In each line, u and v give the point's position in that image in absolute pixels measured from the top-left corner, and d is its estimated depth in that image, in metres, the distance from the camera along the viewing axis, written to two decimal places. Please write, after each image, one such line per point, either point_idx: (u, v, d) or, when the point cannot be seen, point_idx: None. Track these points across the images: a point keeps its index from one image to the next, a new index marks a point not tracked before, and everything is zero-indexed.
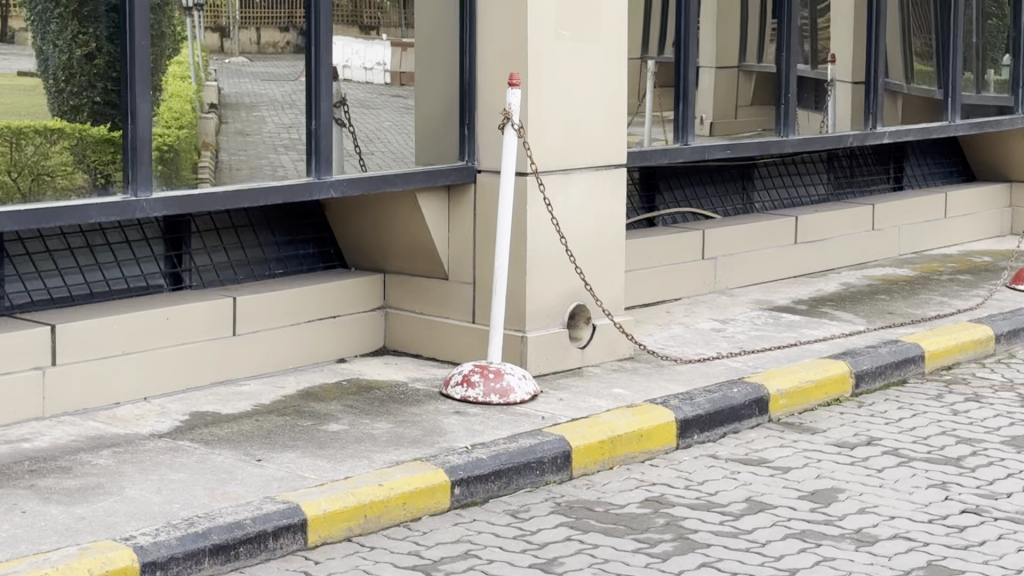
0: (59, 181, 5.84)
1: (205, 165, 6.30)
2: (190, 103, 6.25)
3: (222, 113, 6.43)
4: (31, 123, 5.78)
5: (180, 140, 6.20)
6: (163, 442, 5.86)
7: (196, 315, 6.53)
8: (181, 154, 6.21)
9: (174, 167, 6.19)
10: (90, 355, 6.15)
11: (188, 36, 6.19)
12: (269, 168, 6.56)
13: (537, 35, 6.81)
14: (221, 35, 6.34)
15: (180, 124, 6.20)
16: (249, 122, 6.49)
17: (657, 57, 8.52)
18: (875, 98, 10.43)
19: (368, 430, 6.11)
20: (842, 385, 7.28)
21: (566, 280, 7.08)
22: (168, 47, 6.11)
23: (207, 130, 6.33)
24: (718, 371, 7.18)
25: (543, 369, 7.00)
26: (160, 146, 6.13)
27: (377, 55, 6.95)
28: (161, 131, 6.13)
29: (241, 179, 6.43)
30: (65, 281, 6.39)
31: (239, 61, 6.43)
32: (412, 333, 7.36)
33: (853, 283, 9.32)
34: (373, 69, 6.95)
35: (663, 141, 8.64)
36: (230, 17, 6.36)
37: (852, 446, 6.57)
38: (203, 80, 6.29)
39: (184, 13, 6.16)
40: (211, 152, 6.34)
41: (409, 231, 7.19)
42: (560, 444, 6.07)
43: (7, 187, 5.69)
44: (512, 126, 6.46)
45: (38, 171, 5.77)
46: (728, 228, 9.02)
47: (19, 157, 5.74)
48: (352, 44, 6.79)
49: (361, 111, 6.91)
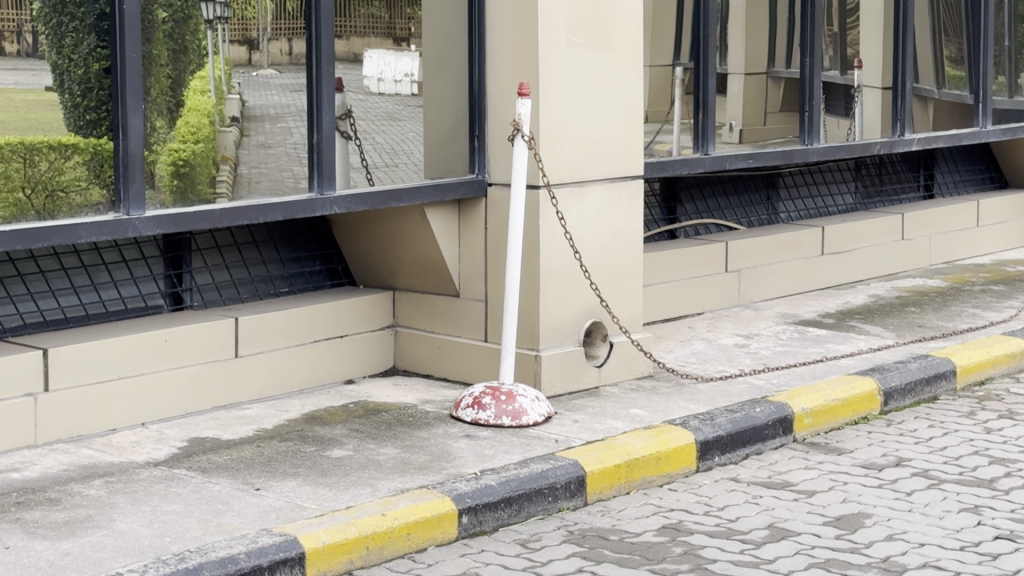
0: (73, 199, 5.64)
1: (223, 179, 6.12)
2: (208, 116, 6.05)
3: (245, 125, 6.24)
4: (44, 139, 5.56)
5: (196, 155, 6.00)
6: (158, 470, 5.63)
7: (196, 337, 6.29)
8: (198, 168, 6.01)
9: (189, 181, 5.97)
10: (84, 381, 5.92)
11: (211, 50, 6.00)
12: (272, 185, 6.31)
13: (548, 41, 6.55)
14: (250, 48, 6.19)
15: (197, 139, 5.99)
16: (273, 134, 6.33)
17: (682, 64, 8.26)
18: (903, 103, 10.13)
19: (373, 456, 5.86)
20: (870, 403, 7.01)
21: (582, 296, 6.82)
22: (192, 62, 5.91)
23: (227, 144, 6.15)
24: (741, 389, 6.91)
25: (558, 389, 6.74)
26: (175, 159, 5.92)
27: (406, 66, 6.80)
28: (176, 146, 5.92)
29: (259, 192, 6.26)
30: (59, 303, 6.15)
31: (269, 74, 6.27)
32: (423, 353, 7.11)
33: (882, 295, 9.04)
34: (401, 80, 6.78)
35: (689, 150, 8.38)
36: (262, 28, 6.20)
37: (880, 467, 6.29)
38: (225, 93, 6.11)
39: (208, 26, 5.97)
40: (230, 167, 6.17)
41: (418, 246, 6.94)
42: (574, 469, 5.81)
43: (20, 204, 5.48)
44: (522, 137, 6.19)
45: (53, 188, 5.58)
46: (752, 239, 8.75)
47: (34, 174, 5.53)
48: (385, 55, 6.69)
49: (388, 124, 6.74)
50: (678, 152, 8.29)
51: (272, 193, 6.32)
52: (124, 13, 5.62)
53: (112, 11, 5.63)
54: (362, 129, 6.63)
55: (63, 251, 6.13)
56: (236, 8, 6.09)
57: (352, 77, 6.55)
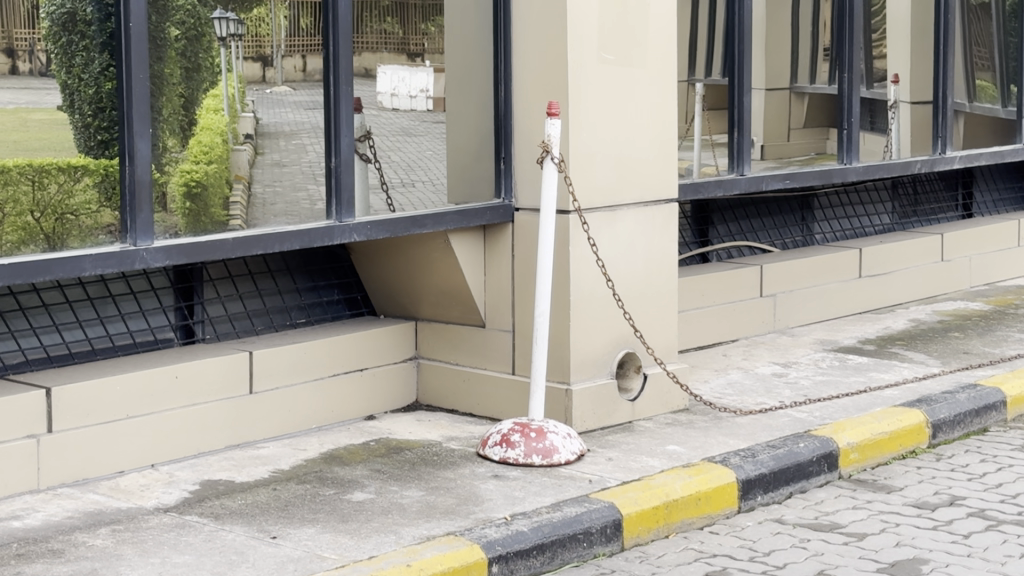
0: (84, 222, 5.31)
1: (237, 201, 5.76)
2: (220, 136, 5.68)
3: (258, 143, 5.88)
4: (56, 161, 5.21)
5: (209, 176, 5.65)
6: (169, 517, 5.29)
7: (207, 371, 5.95)
8: (212, 190, 5.68)
9: (202, 204, 5.65)
10: (89, 421, 5.59)
11: (224, 67, 5.66)
12: (287, 209, 5.97)
13: (578, 58, 6.21)
14: (264, 64, 5.87)
15: (209, 159, 5.64)
16: (287, 152, 5.97)
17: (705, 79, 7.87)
18: (944, 119, 9.91)
19: (396, 500, 5.52)
20: (918, 436, 6.65)
21: (614, 326, 6.48)
22: (206, 80, 5.58)
23: (240, 163, 5.78)
24: (782, 423, 6.55)
25: (590, 425, 6.39)
26: (187, 181, 5.59)
27: (421, 82, 6.45)
28: (188, 167, 5.58)
29: (273, 216, 5.93)
30: (64, 338, 5.82)
31: (282, 91, 5.93)
32: (447, 386, 6.78)
33: (923, 320, 8.68)
34: (416, 96, 6.43)
35: (713, 166, 8.00)
36: (274, 43, 5.90)
37: (933, 506, 5.94)
38: (239, 110, 5.76)
39: (221, 44, 5.64)
40: (244, 186, 5.80)
41: (442, 275, 6.61)
42: (610, 512, 5.46)
43: (30, 228, 5.15)
44: (551, 160, 5.85)
45: (63, 211, 5.25)
46: (787, 262, 8.40)
47: (42, 198, 5.19)
48: (399, 71, 6.37)
49: (404, 140, 6.39)
50: (700, 170, 7.91)
51: (288, 216, 5.98)
52: (132, 29, 5.28)
53: (119, 29, 5.29)
54: (380, 149, 6.29)
55: (67, 283, 5.79)
56: (249, 25, 5.77)
57: (364, 93, 6.19)
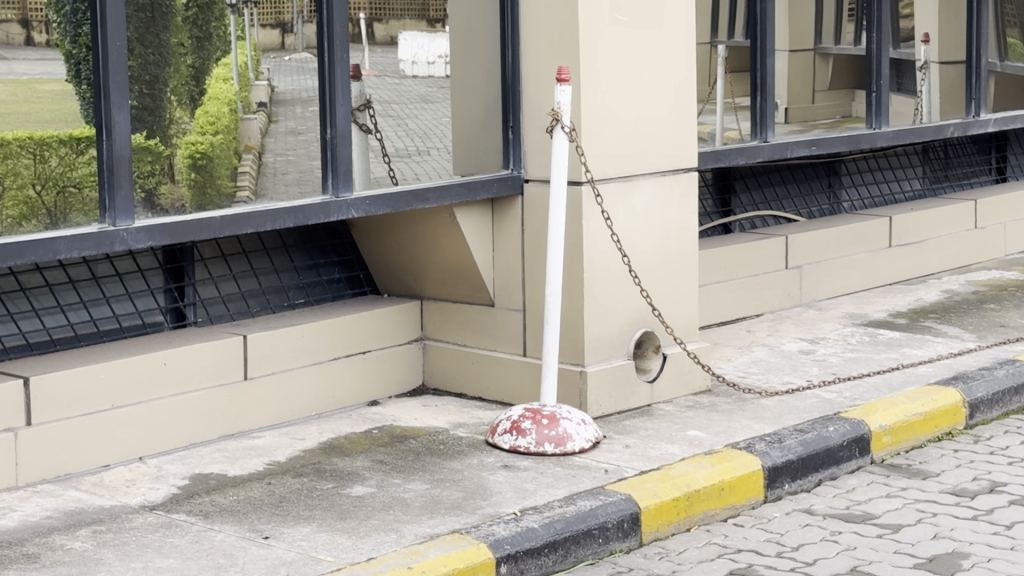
0: (88, 195, 5.02)
1: (246, 171, 5.45)
2: (229, 105, 5.35)
3: (273, 111, 5.56)
4: (56, 133, 4.91)
5: (215, 147, 5.32)
6: (155, 516, 4.94)
7: (198, 357, 5.61)
8: (218, 162, 5.34)
9: (208, 175, 5.32)
10: (72, 412, 5.25)
11: (235, 35, 5.33)
12: (300, 178, 5.66)
13: (589, 20, 5.82)
14: (284, 31, 5.53)
15: (215, 129, 5.30)
16: (303, 120, 5.66)
17: (725, 41, 7.39)
18: (978, 80, 9.51)
19: (398, 495, 5.16)
20: (954, 417, 6.28)
21: (630, 305, 6.11)
22: (217, 49, 5.25)
23: (251, 132, 5.44)
24: (810, 405, 6.18)
25: (606, 409, 6.03)
26: (191, 153, 5.24)
27: (441, 47, 6.07)
28: (194, 139, 5.24)
29: (286, 186, 5.62)
30: (44, 323, 5.47)
31: (304, 57, 5.63)
32: (455, 368, 6.43)
33: (956, 291, 8.29)
34: (435, 62, 6.07)
35: (735, 130, 7.57)
36: (295, 10, 5.57)
37: (972, 494, 5.56)
38: (252, 80, 5.41)
39: (231, 11, 5.30)
40: (254, 156, 5.47)
41: (449, 251, 6.25)
42: (627, 505, 5.10)
43: (32, 203, 4.87)
44: (562, 128, 5.46)
45: (65, 184, 4.96)
46: (813, 231, 8.02)
47: (44, 170, 4.91)
48: (419, 37, 5.98)
49: (420, 107, 6.08)
50: (722, 135, 7.50)
51: (297, 185, 5.66)
52: None
53: None
54: (380, 122, 5.93)
55: (47, 265, 5.44)
56: None
57: (388, 62, 5.89)
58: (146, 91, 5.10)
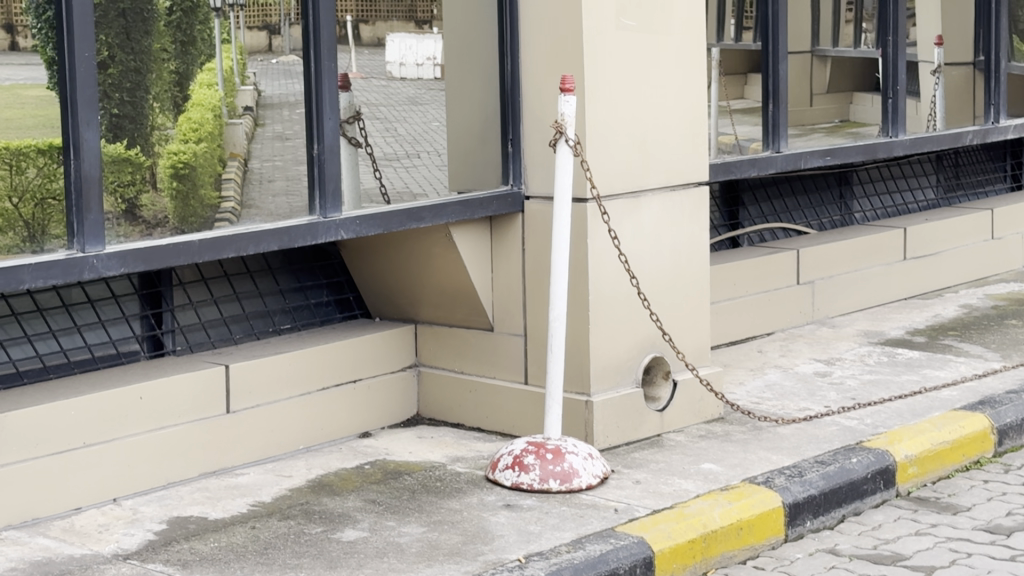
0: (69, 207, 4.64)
1: (230, 179, 5.06)
2: (213, 111, 4.95)
3: (260, 114, 5.18)
4: (31, 143, 4.54)
5: (198, 156, 4.91)
6: (128, 566, 4.54)
7: (175, 391, 5.22)
8: (201, 171, 4.94)
9: (191, 187, 4.91)
10: (38, 452, 4.86)
11: (220, 38, 4.94)
12: (288, 186, 5.28)
13: (595, 24, 5.44)
14: (270, 33, 5.14)
15: (199, 138, 4.89)
16: (290, 123, 5.27)
17: (719, 44, 6.89)
18: (997, 85, 9.19)
19: (392, 539, 4.78)
20: (982, 444, 5.92)
21: (638, 328, 5.74)
22: (202, 53, 4.86)
23: (236, 138, 5.05)
24: (830, 433, 5.82)
25: (613, 440, 5.66)
26: (175, 163, 4.81)
27: (428, 50, 5.71)
28: (176, 147, 4.80)
29: (273, 194, 5.23)
30: (9, 355, 5.08)
31: (290, 61, 5.24)
32: (451, 397, 6.06)
33: (975, 306, 7.92)
34: (423, 65, 5.70)
35: (729, 136, 7.06)
36: (282, 12, 5.18)
37: (1007, 532, 5.19)
38: (237, 83, 5.02)
39: (216, 15, 4.91)
40: (239, 163, 5.09)
41: (444, 273, 5.88)
42: (641, 548, 4.68)
43: (7, 217, 4.51)
44: (566, 141, 5.08)
45: (43, 197, 4.59)
46: (825, 245, 7.66)
47: (19, 182, 4.53)
48: (406, 39, 5.61)
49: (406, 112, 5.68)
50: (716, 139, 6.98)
51: (286, 195, 5.28)
52: None
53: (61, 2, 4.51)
54: (370, 132, 5.55)
55: (14, 293, 5.06)
56: None
57: (374, 65, 5.51)
58: (127, 99, 4.70)
